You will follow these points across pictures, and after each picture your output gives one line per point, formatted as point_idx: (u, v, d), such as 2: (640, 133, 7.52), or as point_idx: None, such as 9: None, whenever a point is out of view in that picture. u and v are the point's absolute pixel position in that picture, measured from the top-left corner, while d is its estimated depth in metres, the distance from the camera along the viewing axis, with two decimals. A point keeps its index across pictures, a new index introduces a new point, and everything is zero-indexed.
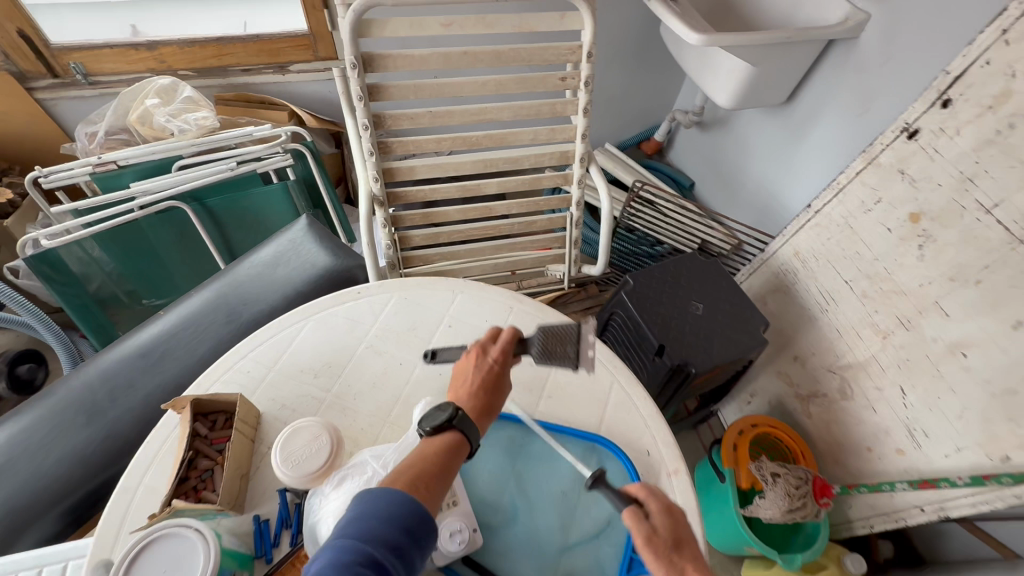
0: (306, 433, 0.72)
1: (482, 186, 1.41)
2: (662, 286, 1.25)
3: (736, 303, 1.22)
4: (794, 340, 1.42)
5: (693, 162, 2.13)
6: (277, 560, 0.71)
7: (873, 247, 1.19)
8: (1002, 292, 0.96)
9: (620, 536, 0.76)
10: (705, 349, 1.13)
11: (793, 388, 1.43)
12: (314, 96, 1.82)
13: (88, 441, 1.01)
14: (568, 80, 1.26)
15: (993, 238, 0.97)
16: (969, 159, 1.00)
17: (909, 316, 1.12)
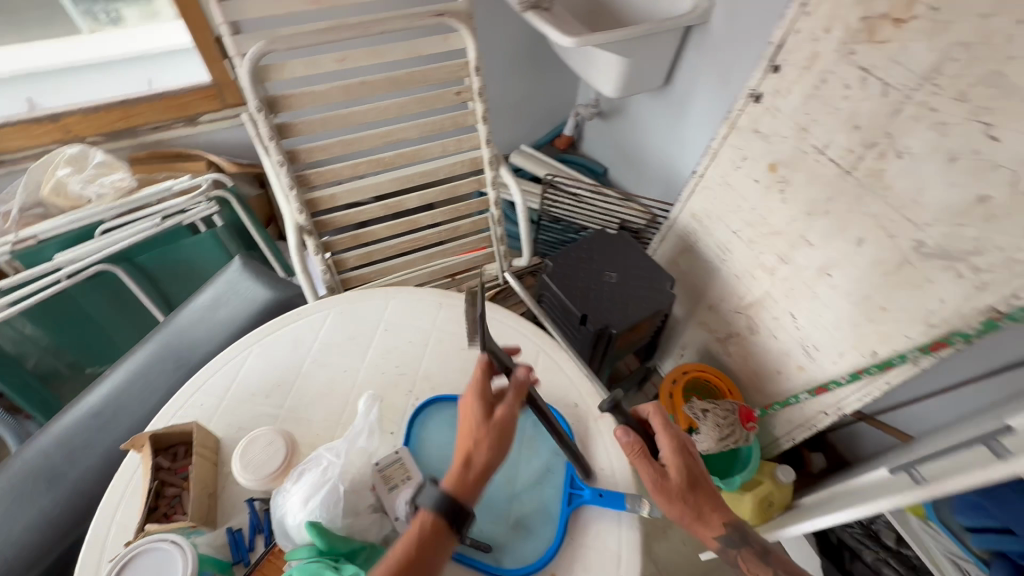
0: (262, 441, 0.80)
1: (404, 201, 1.51)
2: (579, 263, 1.39)
3: (644, 268, 1.37)
4: (705, 292, 1.59)
5: (602, 150, 2.29)
6: (254, 561, 0.78)
7: (749, 199, 1.37)
8: (845, 217, 1.15)
9: (559, 478, 0.88)
10: (623, 311, 1.28)
11: (713, 334, 1.60)
12: (230, 142, 1.86)
13: (53, 505, 1.03)
14: (463, 94, 1.39)
15: (830, 174, 1.16)
16: (801, 112, 1.18)
17: (785, 252, 1.31)
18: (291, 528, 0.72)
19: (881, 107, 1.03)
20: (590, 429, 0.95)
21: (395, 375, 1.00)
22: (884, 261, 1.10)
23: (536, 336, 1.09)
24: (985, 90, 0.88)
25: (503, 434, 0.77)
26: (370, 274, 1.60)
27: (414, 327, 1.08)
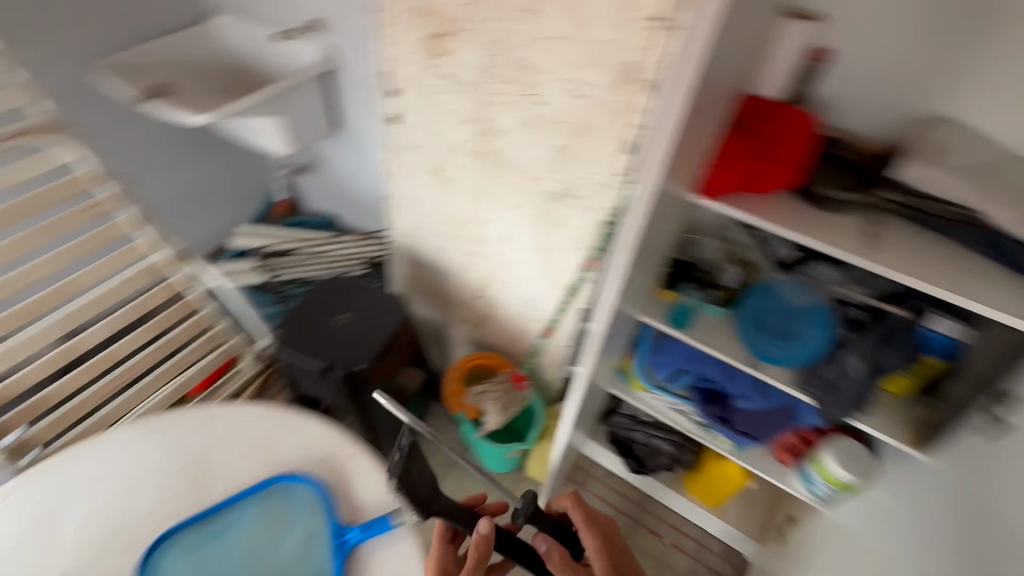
0: None
1: (84, 340, 1.31)
2: (307, 320, 1.38)
3: (370, 298, 1.44)
4: (449, 292, 1.73)
5: (324, 202, 2.16)
6: None
7: (434, 203, 1.53)
8: (497, 192, 1.37)
9: (324, 538, 0.89)
10: (362, 345, 1.33)
11: (470, 322, 1.76)
12: None
13: None
14: (98, 206, 1.25)
15: (472, 164, 1.36)
16: (430, 122, 1.36)
17: (479, 234, 1.50)
18: None
19: (472, 101, 1.25)
20: (346, 471, 0.96)
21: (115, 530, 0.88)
22: (537, 215, 1.35)
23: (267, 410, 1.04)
24: (519, 73, 1.14)
25: None
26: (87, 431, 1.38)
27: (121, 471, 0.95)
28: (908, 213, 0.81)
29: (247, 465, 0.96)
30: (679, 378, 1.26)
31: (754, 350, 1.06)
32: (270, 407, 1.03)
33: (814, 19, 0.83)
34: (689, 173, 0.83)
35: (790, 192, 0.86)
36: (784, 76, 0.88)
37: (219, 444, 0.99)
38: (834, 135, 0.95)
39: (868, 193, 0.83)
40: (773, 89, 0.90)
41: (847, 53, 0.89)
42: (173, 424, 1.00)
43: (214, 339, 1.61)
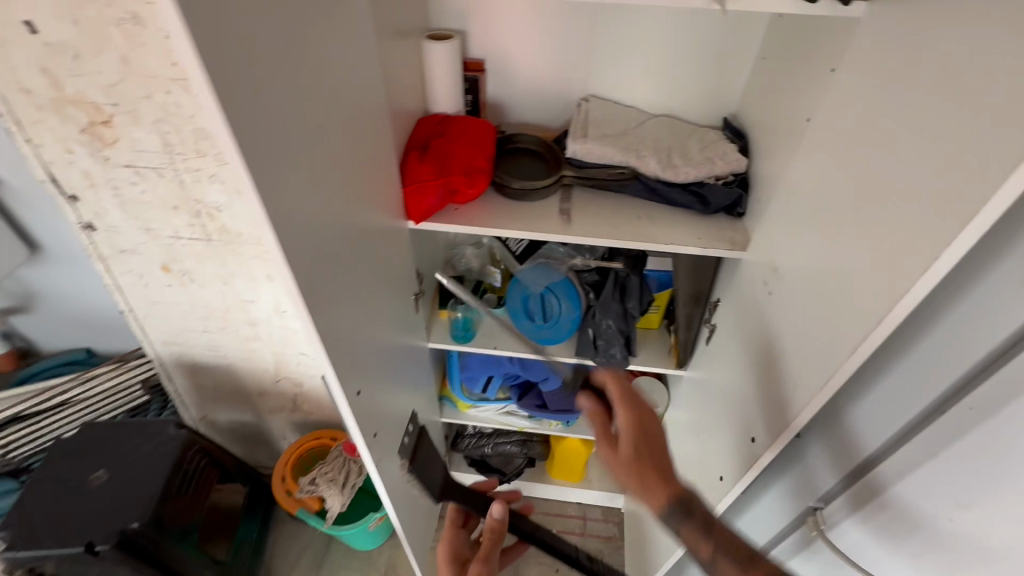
0: None
1: None
2: (47, 500, 1.09)
3: (129, 436, 1.21)
4: (245, 388, 1.52)
5: (64, 337, 1.66)
6: None
7: (183, 301, 1.29)
8: (246, 269, 1.22)
9: None
10: (136, 492, 1.12)
11: (284, 406, 1.58)
12: None
13: None
14: None
15: (205, 248, 1.17)
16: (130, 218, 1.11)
17: (248, 317, 1.33)
18: None
19: (169, 187, 1.05)
20: None
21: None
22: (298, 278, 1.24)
23: None
24: (202, 142, 0.99)
25: None
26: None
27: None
28: (590, 185, 0.93)
29: None
30: (492, 386, 1.29)
31: (531, 336, 1.11)
32: None
33: (452, 38, 0.89)
34: (393, 206, 0.82)
35: (495, 195, 0.92)
36: (451, 92, 0.94)
37: None
38: (520, 129, 1.04)
39: (556, 176, 0.93)
40: (447, 104, 0.95)
41: (497, 60, 0.97)
42: None
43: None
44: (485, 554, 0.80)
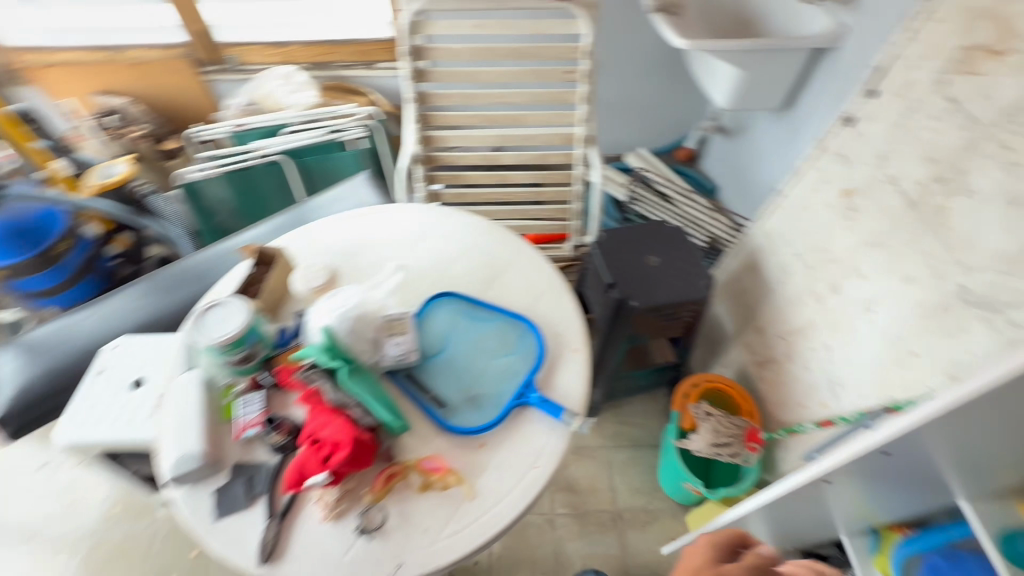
0: (224, 320, 0.82)
1: (499, 158, 1.48)
2: (631, 241, 1.25)
3: (693, 259, 1.21)
4: (752, 313, 1.34)
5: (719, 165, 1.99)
6: (231, 472, 0.78)
7: (814, 224, 1.14)
8: (897, 261, 0.94)
9: (483, 416, 0.84)
10: (656, 290, 1.15)
11: (752, 356, 1.33)
12: (393, 92, 1.88)
13: (178, 309, 1.24)
14: (573, 73, 1.34)
15: (894, 210, 0.95)
16: (862, 238, 1.02)
17: (838, 280, 1.07)
18: (259, 481, 0.76)
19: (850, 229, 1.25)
20: (480, 458, 0.80)
21: (429, 268, 1.03)
22: (904, 328, 0.92)
23: (549, 275, 1.04)
24: None
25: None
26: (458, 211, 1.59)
27: (456, 237, 1.09)
28: None
29: (461, 358, 0.90)
30: None
31: None
32: (564, 293, 1.01)
33: None
34: None
35: None
36: None
37: (475, 253, 1.06)
38: None
39: None
40: None
41: None
42: (426, 283, 1.00)
43: (560, 212, 1.55)
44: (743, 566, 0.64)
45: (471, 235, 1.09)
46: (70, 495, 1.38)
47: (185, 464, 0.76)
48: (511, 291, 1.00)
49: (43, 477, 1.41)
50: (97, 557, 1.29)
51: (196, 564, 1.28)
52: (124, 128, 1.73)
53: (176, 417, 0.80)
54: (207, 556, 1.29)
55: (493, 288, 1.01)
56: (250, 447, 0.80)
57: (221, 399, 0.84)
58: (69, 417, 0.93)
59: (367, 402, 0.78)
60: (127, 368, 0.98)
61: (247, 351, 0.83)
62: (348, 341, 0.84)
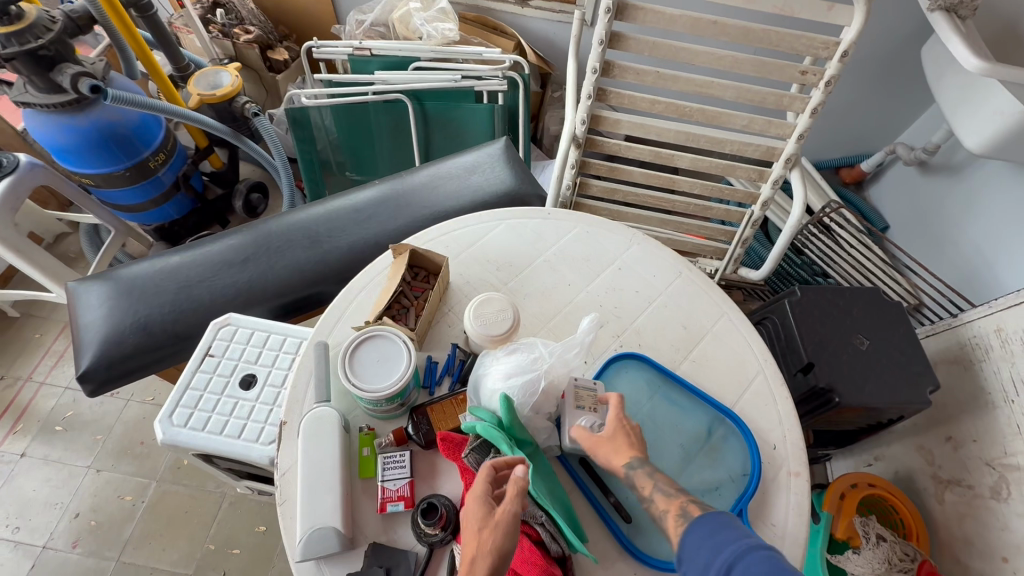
0: (387, 361, 0.64)
1: (674, 158, 1.21)
2: (835, 308, 1.00)
3: (914, 348, 0.96)
4: (947, 417, 1.09)
5: (896, 201, 1.65)
6: (369, 555, 0.62)
7: None
8: None
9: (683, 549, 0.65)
10: (862, 383, 0.93)
11: (932, 467, 1.10)
12: (543, 38, 1.58)
13: (283, 272, 1.07)
14: (808, 74, 1.03)
15: None
16: None
17: None
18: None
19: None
20: None
21: (610, 313, 0.83)
22: None
23: (759, 351, 0.82)
24: None
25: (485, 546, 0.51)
26: (599, 206, 1.35)
27: (641, 275, 0.88)
28: None
29: (656, 454, 0.71)
30: None
31: None
32: (780, 385, 0.79)
33: None
34: None
35: None
36: None
37: (663, 304, 0.85)
38: None
39: None
40: None
41: None
42: (611, 336, 0.80)
43: (722, 234, 1.30)
44: (509, 503, 0.52)
45: (662, 277, 0.88)
46: (139, 434, 1.30)
47: (317, 540, 0.61)
48: (713, 368, 0.79)
49: (114, 406, 1.33)
50: (161, 509, 1.21)
51: (263, 542, 1.19)
52: (235, 28, 1.50)
53: (310, 468, 0.64)
54: (275, 534, 1.20)
55: (691, 360, 0.80)
56: (394, 522, 0.65)
57: (360, 450, 0.68)
58: (169, 410, 0.78)
59: (558, 521, 0.59)
60: (236, 359, 0.83)
61: (403, 400, 0.69)
62: (526, 415, 0.66)
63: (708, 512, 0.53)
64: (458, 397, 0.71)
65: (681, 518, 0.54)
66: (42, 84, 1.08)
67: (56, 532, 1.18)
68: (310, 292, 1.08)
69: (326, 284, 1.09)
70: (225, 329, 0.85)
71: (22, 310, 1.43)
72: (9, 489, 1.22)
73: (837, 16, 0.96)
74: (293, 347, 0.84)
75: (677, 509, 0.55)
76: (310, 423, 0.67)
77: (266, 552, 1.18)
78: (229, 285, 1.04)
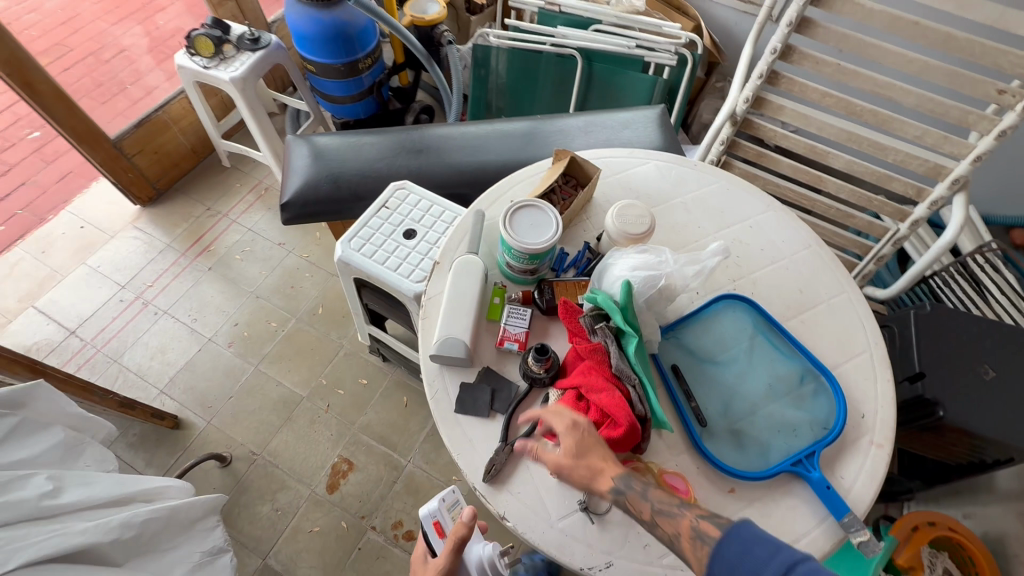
0: (546, 226, 0.76)
1: (829, 156, 1.21)
2: (967, 333, 0.96)
3: None
4: None
5: None
6: (483, 375, 0.75)
7: None
8: None
9: (746, 463, 0.71)
10: (975, 408, 0.90)
11: None
12: (723, 26, 1.63)
13: (446, 169, 1.24)
14: (1006, 94, 0.99)
15: None
16: None
17: None
18: (504, 402, 0.74)
19: None
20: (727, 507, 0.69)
21: (732, 260, 0.89)
22: None
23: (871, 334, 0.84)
24: None
25: None
26: None
27: (770, 238, 0.92)
28: None
29: (745, 381, 0.77)
30: None
31: None
32: (885, 368, 0.80)
33: None
34: None
35: None
36: None
37: (785, 267, 0.89)
38: None
39: None
40: None
41: None
42: (727, 279, 0.87)
43: (857, 246, 1.28)
44: (441, 562, 0.69)
45: (791, 244, 0.92)
46: (292, 279, 1.57)
47: (447, 347, 0.75)
48: (819, 332, 0.83)
49: (279, 253, 1.62)
50: (295, 340, 1.47)
51: (362, 392, 1.40)
52: None
53: (453, 296, 0.79)
54: (372, 389, 1.40)
55: (800, 321, 0.84)
56: (506, 361, 0.78)
57: (492, 298, 0.82)
58: (349, 237, 0.97)
59: (647, 389, 0.69)
60: (404, 214, 1.01)
61: (536, 269, 0.81)
62: (639, 306, 0.75)
63: (728, 532, 0.53)
64: (581, 282, 0.82)
65: (696, 540, 0.55)
66: None
67: (220, 332, 1.48)
68: (462, 192, 1.25)
69: (476, 189, 1.25)
70: (400, 192, 1.04)
71: (233, 162, 1.78)
72: (195, 290, 1.55)
73: None
74: (450, 218, 1.00)
75: (688, 532, 0.56)
76: (459, 264, 0.82)
77: (363, 400, 1.39)
78: (403, 169, 1.24)
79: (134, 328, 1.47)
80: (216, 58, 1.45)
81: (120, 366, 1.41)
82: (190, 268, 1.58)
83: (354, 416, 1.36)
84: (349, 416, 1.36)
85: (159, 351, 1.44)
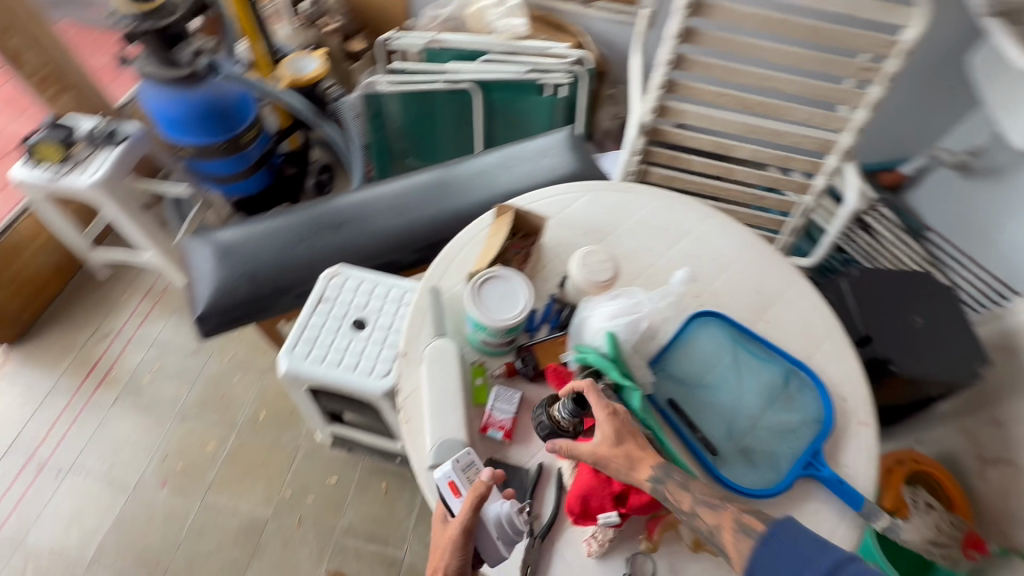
0: (512, 298, 0.72)
1: (733, 148, 1.29)
2: (891, 288, 1.07)
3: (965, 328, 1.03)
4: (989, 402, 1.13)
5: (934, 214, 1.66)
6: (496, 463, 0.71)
7: None
8: None
9: (763, 479, 0.73)
10: (917, 355, 1.00)
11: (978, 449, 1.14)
12: (604, 38, 1.69)
13: (374, 236, 1.16)
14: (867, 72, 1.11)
15: None
16: None
17: None
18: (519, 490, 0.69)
19: None
20: None
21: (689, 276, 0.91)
22: None
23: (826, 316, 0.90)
24: None
25: (444, 556, 0.59)
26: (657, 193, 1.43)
27: (715, 245, 0.95)
28: None
29: (740, 396, 0.78)
30: None
31: None
32: (847, 347, 0.85)
33: None
34: None
35: None
36: None
37: (737, 271, 0.92)
38: None
39: None
40: None
41: None
42: (691, 297, 0.88)
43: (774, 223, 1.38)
44: (457, 520, 0.59)
45: (735, 248, 0.95)
46: (220, 388, 1.39)
47: (444, 449, 0.68)
48: (784, 328, 0.87)
49: (196, 363, 1.42)
50: (241, 456, 1.30)
51: (335, 492, 1.27)
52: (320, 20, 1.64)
53: (434, 390, 0.72)
54: (345, 485, 1.28)
55: (766, 321, 0.87)
56: (508, 444, 0.73)
57: (474, 380, 0.76)
58: (292, 345, 0.87)
59: (661, 438, 0.68)
60: (348, 302, 0.92)
61: (513, 339, 0.76)
62: (627, 353, 0.73)
63: (775, 525, 0.56)
64: (560, 339, 0.79)
65: (740, 533, 0.57)
66: (161, 60, 1.21)
67: (147, 472, 1.27)
68: (396, 257, 1.17)
69: (411, 250, 1.18)
70: (336, 279, 0.94)
71: (112, 272, 1.54)
72: (103, 431, 1.31)
73: (899, 18, 1.04)
74: (399, 295, 0.93)
75: (731, 524, 0.57)
76: (431, 352, 0.75)
77: (338, 500, 1.26)
78: (327, 246, 1.13)
79: (34, 500, 1.22)
80: (68, 162, 1.25)
81: (26, 553, 1.16)
82: (89, 407, 1.34)
83: (332, 520, 1.23)
84: (327, 523, 1.23)
85: (74, 518, 1.20)
